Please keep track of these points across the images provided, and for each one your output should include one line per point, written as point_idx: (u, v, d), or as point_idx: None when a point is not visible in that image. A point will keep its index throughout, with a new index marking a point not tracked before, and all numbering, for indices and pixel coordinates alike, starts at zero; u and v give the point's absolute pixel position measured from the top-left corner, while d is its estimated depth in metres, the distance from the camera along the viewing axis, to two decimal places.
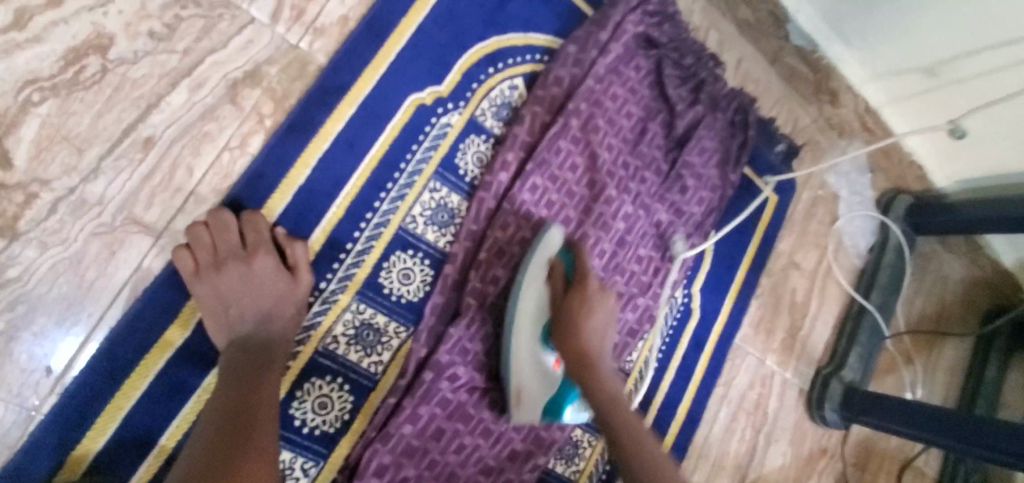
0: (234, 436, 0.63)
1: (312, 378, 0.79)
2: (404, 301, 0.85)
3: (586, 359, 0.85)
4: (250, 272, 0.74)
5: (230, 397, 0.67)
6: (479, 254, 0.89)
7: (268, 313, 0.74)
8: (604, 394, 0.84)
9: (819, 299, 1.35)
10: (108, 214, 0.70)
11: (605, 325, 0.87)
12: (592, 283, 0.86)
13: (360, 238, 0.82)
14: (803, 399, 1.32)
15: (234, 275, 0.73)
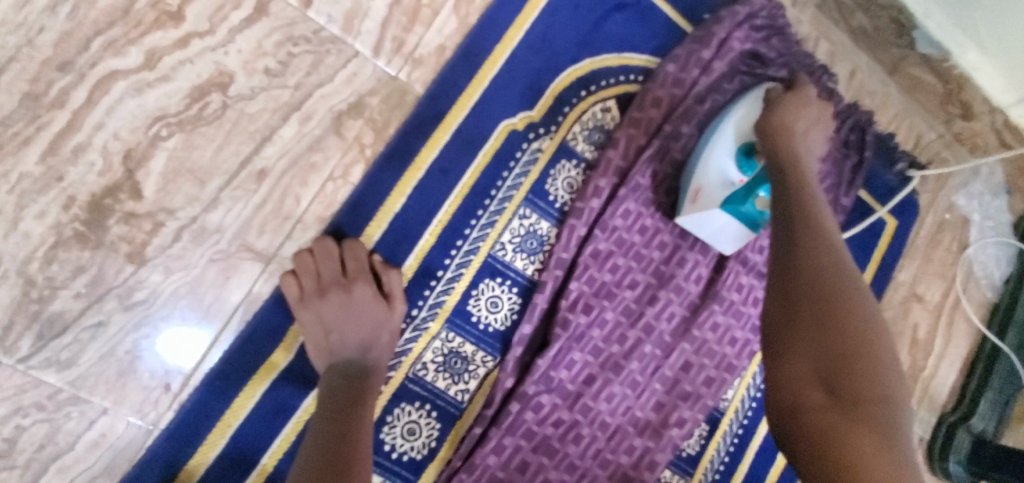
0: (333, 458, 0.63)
1: (402, 404, 0.80)
2: (492, 330, 0.84)
3: (787, 130, 0.81)
4: (352, 300, 0.75)
5: (335, 423, 0.66)
6: (568, 282, 0.87)
7: (363, 345, 0.75)
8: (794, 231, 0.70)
9: (944, 337, 1.20)
10: (222, 243, 0.73)
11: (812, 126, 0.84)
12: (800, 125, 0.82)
13: (451, 265, 0.82)
14: (921, 448, 1.18)
15: (337, 302, 0.75)
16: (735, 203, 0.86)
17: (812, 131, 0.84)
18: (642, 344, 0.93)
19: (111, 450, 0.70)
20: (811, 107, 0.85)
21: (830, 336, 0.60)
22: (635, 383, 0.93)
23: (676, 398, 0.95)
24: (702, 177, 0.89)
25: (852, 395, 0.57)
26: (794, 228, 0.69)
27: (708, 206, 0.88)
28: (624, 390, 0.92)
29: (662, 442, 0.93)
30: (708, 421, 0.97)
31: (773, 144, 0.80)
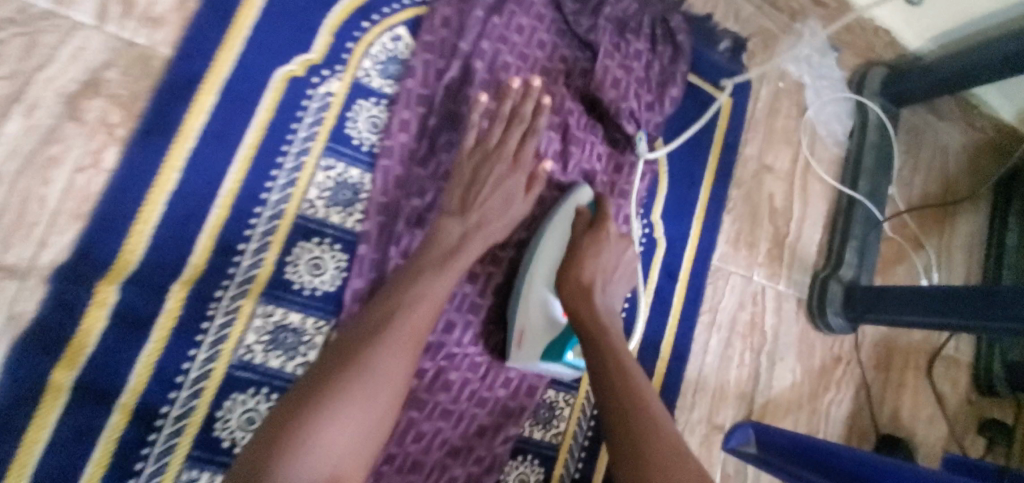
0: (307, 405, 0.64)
1: (232, 394, 0.73)
2: (321, 294, 0.78)
3: (591, 295, 0.82)
4: (419, 267, 0.76)
5: (282, 419, 0.63)
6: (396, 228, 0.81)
7: (378, 311, 0.72)
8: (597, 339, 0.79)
9: (802, 200, 1.24)
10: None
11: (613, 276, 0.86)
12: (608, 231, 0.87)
13: (254, 235, 0.75)
14: (803, 310, 1.22)
15: (400, 273, 0.76)
16: (554, 357, 0.86)
17: (609, 287, 0.85)
18: (495, 274, 0.89)
19: None
20: (613, 233, 0.88)
21: (626, 448, 0.69)
22: (498, 315, 0.89)
23: None
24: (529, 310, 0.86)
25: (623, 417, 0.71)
26: (607, 366, 0.76)
27: (536, 344, 0.86)
28: (487, 324, 0.89)
29: None
30: None
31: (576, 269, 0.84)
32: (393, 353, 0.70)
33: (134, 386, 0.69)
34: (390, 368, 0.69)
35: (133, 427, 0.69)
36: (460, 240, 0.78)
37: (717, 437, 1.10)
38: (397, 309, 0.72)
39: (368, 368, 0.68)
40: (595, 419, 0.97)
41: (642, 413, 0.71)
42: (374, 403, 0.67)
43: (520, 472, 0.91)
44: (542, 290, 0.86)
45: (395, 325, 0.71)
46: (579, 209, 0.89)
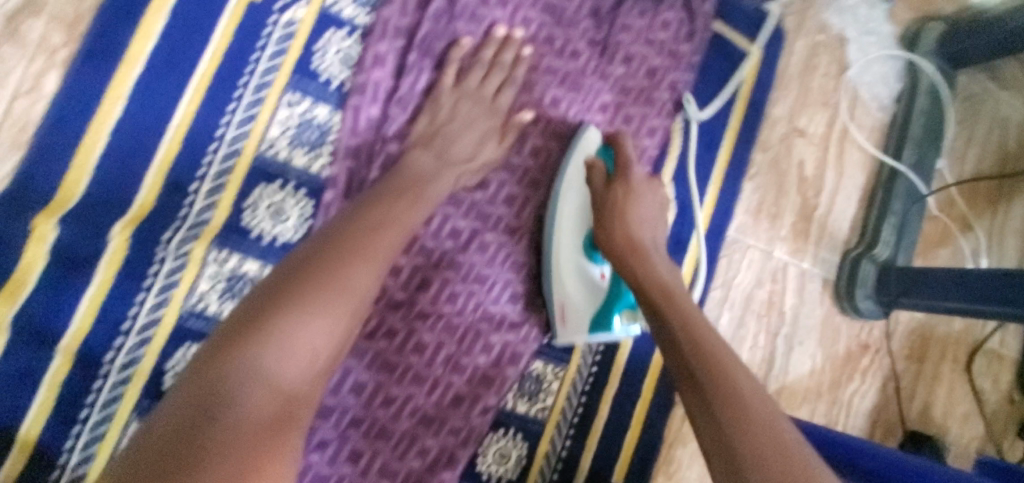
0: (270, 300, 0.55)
1: (185, 344, 0.67)
2: (281, 243, 0.71)
3: (633, 247, 0.76)
4: (383, 204, 0.67)
5: (245, 317, 0.54)
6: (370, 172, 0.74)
7: (335, 236, 0.62)
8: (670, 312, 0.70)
9: (835, 169, 1.11)
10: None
11: (653, 220, 0.79)
12: (634, 181, 0.79)
13: (207, 175, 0.68)
14: (829, 291, 1.10)
15: (359, 209, 0.66)
16: (605, 329, 0.79)
17: (658, 238, 0.79)
18: (478, 233, 0.82)
19: None
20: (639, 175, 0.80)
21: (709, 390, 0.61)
22: (481, 276, 0.82)
23: (529, 283, 0.85)
24: (562, 294, 0.81)
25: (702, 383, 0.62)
26: (685, 357, 0.65)
27: (576, 332, 0.81)
28: (469, 286, 0.81)
29: (524, 333, 0.84)
30: None
31: (613, 250, 0.76)
32: (358, 278, 0.60)
33: (77, 330, 0.64)
34: (354, 293, 0.59)
35: (78, 374, 0.64)
36: (418, 193, 0.71)
37: None
38: (356, 234, 0.63)
39: (329, 288, 0.57)
40: (586, 396, 0.89)
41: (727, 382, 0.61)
42: (337, 329, 0.57)
43: (501, 447, 0.84)
44: (573, 279, 0.81)
45: (355, 248, 0.62)
46: (589, 160, 0.81)
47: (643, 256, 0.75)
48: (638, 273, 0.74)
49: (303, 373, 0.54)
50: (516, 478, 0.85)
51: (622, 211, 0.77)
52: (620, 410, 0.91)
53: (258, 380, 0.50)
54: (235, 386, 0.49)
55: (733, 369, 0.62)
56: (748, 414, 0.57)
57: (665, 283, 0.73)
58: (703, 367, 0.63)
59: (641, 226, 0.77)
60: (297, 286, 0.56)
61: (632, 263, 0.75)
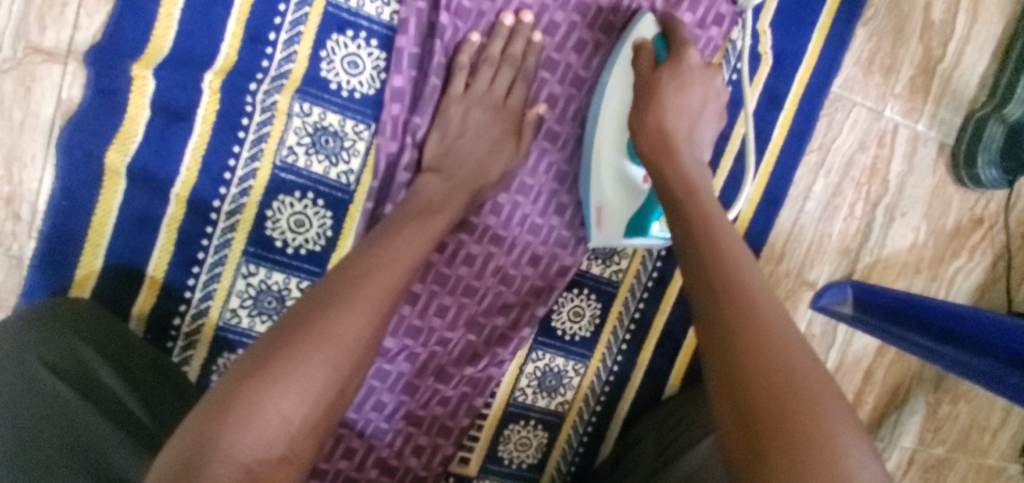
0: (199, 437, 0.49)
1: (280, 196, 0.72)
2: (359, 96, 0.72)
3: (668, 144, 0.68)
4: (425, 232, 0.68)
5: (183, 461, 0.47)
6: (471, 37, 0.73)
7: (291, 327, 0.56)
8: (725, 287, 0.56)
9: (970, 12, 0.94)
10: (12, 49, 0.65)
11: (704, 106, 0.72)
12: (686, 71, 0.71)
13: (284, 26, 0.69)
14: (944, 157, 0.98)
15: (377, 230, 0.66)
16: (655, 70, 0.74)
17: (698, 127, 0.72)
18: (548, 88, 0.78)
19: None
20: (696, 61, 0.72)
21: (772, 400, 0.48)
22: (552, 134, 0.79)
23: None
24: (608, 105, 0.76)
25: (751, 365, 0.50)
26: (719, 309, 0.55)
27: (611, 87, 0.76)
28: (541, 144, 0.79)
29: None
30: None
31: (656, 162, 0.68)
32: (356, 320, 0.57)
33: (186, 178, 0.69)
34: (344, 339, 0.56)
35: (191, 218, 0.70)
36: (392, 233, 0.65)
37: (805, 294, 0.98)
38: (319, 316, 0.56)
39: (263, 416, 0.51)
40: (662, 261, 0.89)
41: (740, 291, 0.56)
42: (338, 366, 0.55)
43: (575, 305, 0.86)
44: (616, 99, 0.75)
45: (311, 350, 0.54)
46: (639, 43, 0.73)
47: (700, 192, 0.65)
48: (692, 217, 0.63)
49: (306, 421, 0.53)
50: (590, 336, 0.88)
51: (654, 95, 0.69)
52: None
53: (256, 429, 0.50)
54: (222, 443, 0.48)
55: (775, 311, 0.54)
56: (811, 405, 0.47)
57: (671, 131, 0.69)
58: (750, 342, 0.52)
59: (694, 176, 0.67)
60: (244, 403, 0.51)
61: (686, 210, 0.64)
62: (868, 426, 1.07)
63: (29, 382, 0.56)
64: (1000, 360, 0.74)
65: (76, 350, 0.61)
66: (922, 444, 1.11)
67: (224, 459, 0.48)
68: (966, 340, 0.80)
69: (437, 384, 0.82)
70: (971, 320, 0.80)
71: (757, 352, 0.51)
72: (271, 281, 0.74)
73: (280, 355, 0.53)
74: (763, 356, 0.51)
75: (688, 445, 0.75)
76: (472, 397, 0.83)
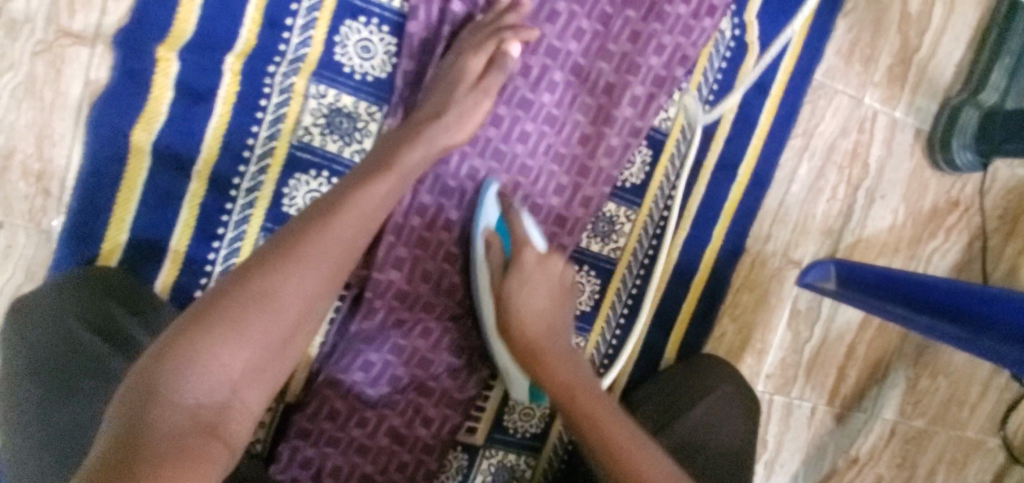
0: (177, 343, 0.55)
1: (297, 174, 0.76)
2: (371, 79, 0.76)
3: (536, 358, 0.79)
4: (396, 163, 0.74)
5: (163, 361, 0.54)
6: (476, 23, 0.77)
7: (264, 256, 0.63)
8: (599, 436, 0.72)
9: (944, 5, 1.00)
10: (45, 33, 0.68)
11: (547, 291, 0.80)
12: (521, 275, 0.78)
13: (300, 11, 0.73)
14: (921, 143, 1.04)
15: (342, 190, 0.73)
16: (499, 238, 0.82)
17: (552, 301, 0.81)
18: (549, 73, 0.82)
19: (22, 260, 0.71)
20: (531, 257, 0.79)
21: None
22: (553, 118, 0.83)
23: (601, 126, 0.85)
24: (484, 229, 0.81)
25: (636, 481, 0.67)
26: (599, 448, 0.71)
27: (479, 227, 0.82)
28: (540, 127, 0.83)
29: (594, 177, 0.86)
30: (650, 146, 0.90)
31: (535, 373, 0.79)
32: (315, 272, 0.64)
33: (207, 156, 0.73)
34: (312, 273, 0.64)
35: (212, 195, 0.74)
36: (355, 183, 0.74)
37: (792, 273, 1.03)
38: (289, 250, 0.63)
39: (235, 327, 0.58)
40: (657, 239, 0.93)
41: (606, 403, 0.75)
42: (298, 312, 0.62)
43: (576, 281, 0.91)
44: (484, 262, 0.82)
45: (280, 276, 0.62)
46: (487, 240, 0.81)
47: (569, 391, 0.77)
48: (568, 404, 0.76)
49: (272, 337, 0.61)
50: (589, 310, 0.92)
51: (517, 318, 0.79)
52: (689, 257, 0.95)
53: (222, 360, 0.56)
54: (200, 348, 0.55)
55: (641, 455, 0.69)
56: None
57: (534, 343, 0.79)
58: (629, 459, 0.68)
59: (535, 350, 0.78)
60: (219, 316, 0.58)
61: (573, 414, 0.76)
62: (852, 399, 1.13)
63: (69, 342, 0.63)
64: (945, 319, 0.84)
65: (110, 312, 0.66)
66: (902, 416, 1.17)
67: (200, 362, 0.55)
68: (929, 309, 0.87)
69: (447, 357, 0.86)
70: (934, 288, 0.87)
71: (635, 480, 0.67)
72: None
73: (253, 279, 0.61)
74: (644, 480, 0.66)
75: (688, 404, 0.87)
76: (479, 370, 0.88)
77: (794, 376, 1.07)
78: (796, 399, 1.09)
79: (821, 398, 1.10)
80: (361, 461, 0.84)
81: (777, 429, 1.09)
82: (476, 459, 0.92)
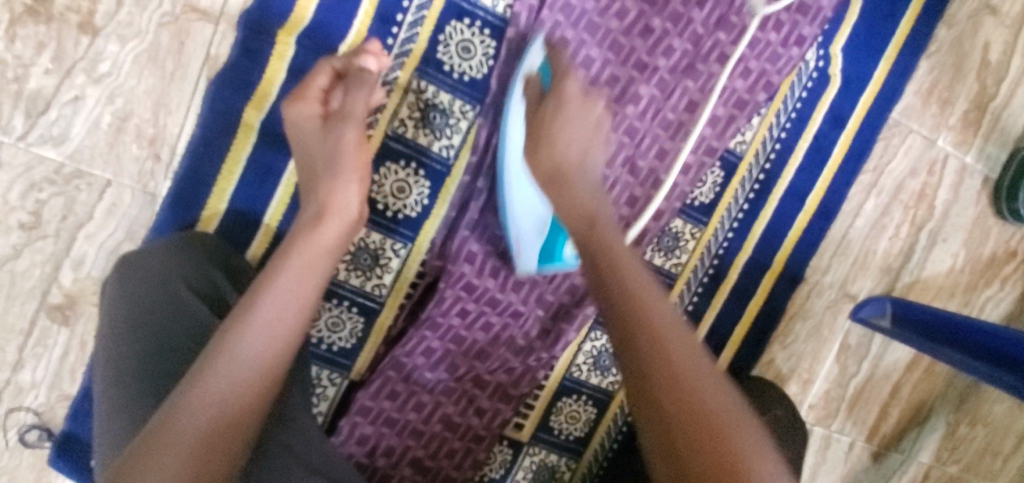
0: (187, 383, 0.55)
1: (388, 163, 0.79)
2: (468, 79, 0.80)
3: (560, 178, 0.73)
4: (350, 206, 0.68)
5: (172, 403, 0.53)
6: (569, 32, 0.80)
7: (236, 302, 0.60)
8: (634, 309, 0.64)
9: None
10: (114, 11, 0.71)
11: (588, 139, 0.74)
12: (565, 105, 0.72)
13: (411, 9, 0.76)
14: (988, 190, 1.04)
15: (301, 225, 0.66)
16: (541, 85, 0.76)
17: (588, 157, 0.74)
18: (636, 87, 0.84)
19: (125, 219, 0.75)
20: (575, 92, 0.73)
21: (684, 411, 0.58)
22: (634, 130, 0.85)
23: (680, 143, 0.87)
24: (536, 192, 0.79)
25: (675, 420, 0.58)
26: (624, 315, 0.64)
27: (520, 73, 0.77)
28: (621, 138, 0.85)
29: (667, 191, 0.88)
30: (722, 167, 0.92)
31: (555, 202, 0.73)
32: (284, 307, 0.60)
33: None
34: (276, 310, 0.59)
35: None
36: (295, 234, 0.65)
37: (846, 306, 1.03)
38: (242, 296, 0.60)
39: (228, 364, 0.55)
40: (719, 259, 0.95)
41: (692, 380, 0.59)
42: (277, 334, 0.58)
43: None
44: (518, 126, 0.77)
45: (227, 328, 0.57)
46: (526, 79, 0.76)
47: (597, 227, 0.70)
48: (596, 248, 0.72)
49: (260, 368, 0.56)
50: None
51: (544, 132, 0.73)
52: (748, 278, 0.97)
53: (208, 394, 0.53)
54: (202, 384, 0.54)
55: (660, 309, 0.64)
56: (701, 404, 0.58)
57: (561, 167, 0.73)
58: (657, 380, 0.60)
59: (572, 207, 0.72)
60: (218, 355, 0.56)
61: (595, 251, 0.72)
62: (890, 438, 1.12)
63: (177, 304, 0.67)
64: (1002, 367, 0.86)
65: (212, 276, 0.70)
66: (939, 461, 1.16)
67: (197, 400, 0.53)
68: (994, 356, 0.88)
69: (505, 353, 0.88)
70: (995, 335, 0.88)
71: (667, 364, 0.60)
72: (370, 239, 0.81)
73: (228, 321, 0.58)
74: (673, 367, 0.60)
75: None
76: (534, 369, 0.90)
77: (837, 410, 1.07)
78: (836, 433, 1.09)
79: (860, 434, 1.10)
80: (414, 444, 0.88)
81: (814, 459, 1.09)
82: (519, 455, 0.94)
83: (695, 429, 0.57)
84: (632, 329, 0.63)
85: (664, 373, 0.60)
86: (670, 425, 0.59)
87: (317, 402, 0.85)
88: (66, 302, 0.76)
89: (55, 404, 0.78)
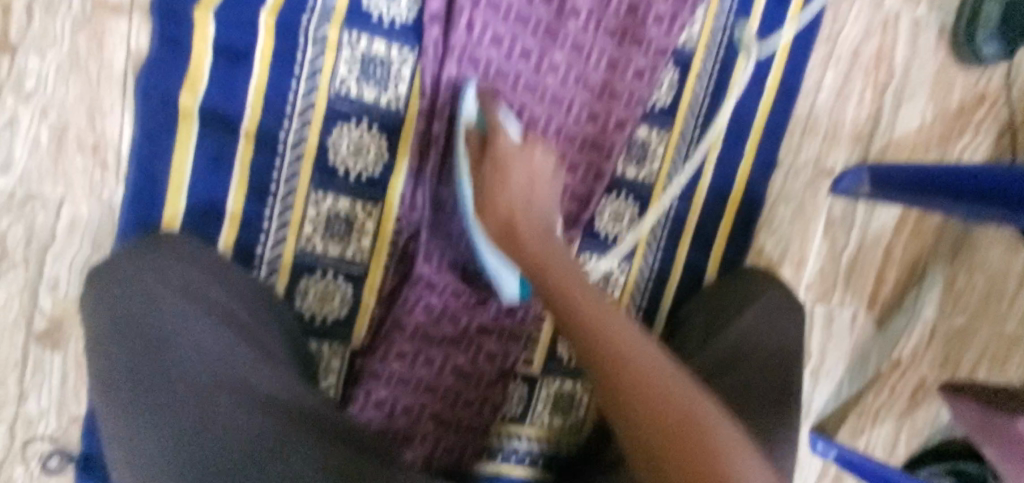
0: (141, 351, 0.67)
1: (339, 124, 0.78)
2: (400, 22, 0.78)
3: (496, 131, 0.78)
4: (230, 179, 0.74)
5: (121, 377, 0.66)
6: None
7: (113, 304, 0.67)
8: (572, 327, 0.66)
9: None
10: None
11: None
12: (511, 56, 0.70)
13: None
14: (946, 38, 1.03)
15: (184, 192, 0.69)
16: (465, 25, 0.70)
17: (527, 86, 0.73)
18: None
19: (90, 233, 0.74)
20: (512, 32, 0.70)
21: (651, 392, 0.57)
22: (579, 44, 0.84)
23: (628, 48, 0.86)
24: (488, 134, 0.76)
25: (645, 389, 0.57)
26: (606, 375, 0.60)
27: None
28: (568, 55, 0.84)
29: (626, 100, 0.86)
30: (676, 65, 0.92)
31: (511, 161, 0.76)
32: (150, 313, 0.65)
33: (252, 113, 0.75)
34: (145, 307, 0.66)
35: (261, 152, 0.77)
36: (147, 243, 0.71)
37: (825, 181, 1.04)
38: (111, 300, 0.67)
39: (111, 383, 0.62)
40: (692, 160, 0.94)
41: (613, 325, 0.64)
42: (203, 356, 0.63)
43: (614, 208, 0.93)
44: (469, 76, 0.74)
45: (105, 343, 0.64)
46: None
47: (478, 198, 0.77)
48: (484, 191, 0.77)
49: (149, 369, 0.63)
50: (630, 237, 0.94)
51: None
52: (723, 172, 0.97)
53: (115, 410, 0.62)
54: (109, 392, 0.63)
55: (637, 346, 0.62)
56: (630, 360, 0.60)
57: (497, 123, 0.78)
58: (626, 397, 0.58)
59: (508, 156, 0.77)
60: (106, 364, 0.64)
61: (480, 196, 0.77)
62: (890, 302, 1.14)
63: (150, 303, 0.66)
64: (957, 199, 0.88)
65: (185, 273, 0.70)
66: (943, 317, 1.17)
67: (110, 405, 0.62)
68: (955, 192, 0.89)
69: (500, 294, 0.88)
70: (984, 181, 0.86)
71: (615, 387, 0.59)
72: (339, 206, 0.81)
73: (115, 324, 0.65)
74: (641, 379, 0.58)
75: (733, 315, 0.88)
76: (532, 303, 0.89)
77: (833, 285, 1.09)
78: (837, 307, 1.11)
79: (861, 304, 1.12)
80: (430, 400, 0.87)
81: (820, 336, 1.12)
82: (535, 390, 0.95)
83: (656, 391, 0.57)
84: (588, 336, 0.64)
85: (626, 377, 0.59)
86: (609, 369, 0.61)
87: (325, 376, 0.86)
88: (53, 326, 0.76)
89: (69, 427, 0.79)
